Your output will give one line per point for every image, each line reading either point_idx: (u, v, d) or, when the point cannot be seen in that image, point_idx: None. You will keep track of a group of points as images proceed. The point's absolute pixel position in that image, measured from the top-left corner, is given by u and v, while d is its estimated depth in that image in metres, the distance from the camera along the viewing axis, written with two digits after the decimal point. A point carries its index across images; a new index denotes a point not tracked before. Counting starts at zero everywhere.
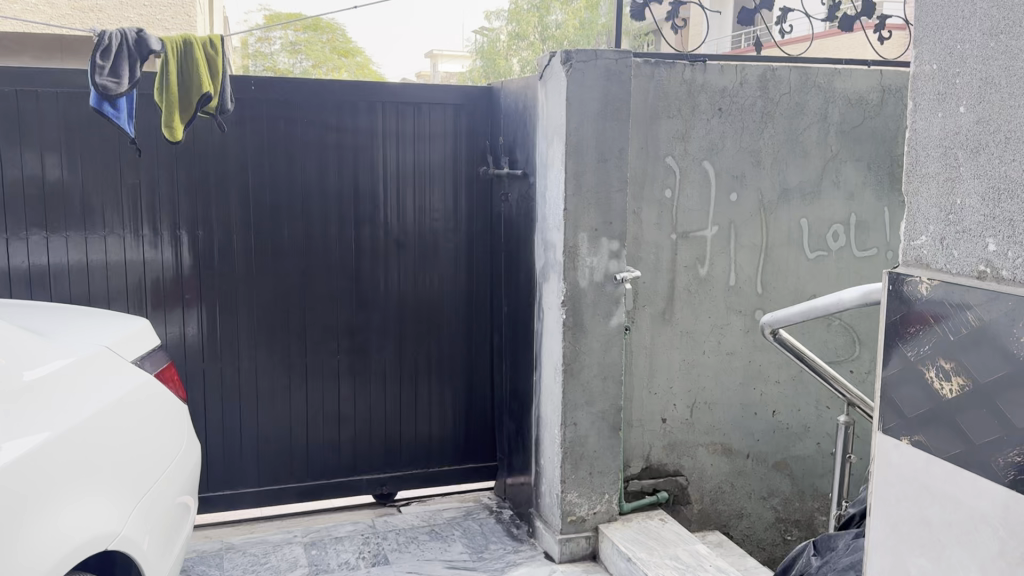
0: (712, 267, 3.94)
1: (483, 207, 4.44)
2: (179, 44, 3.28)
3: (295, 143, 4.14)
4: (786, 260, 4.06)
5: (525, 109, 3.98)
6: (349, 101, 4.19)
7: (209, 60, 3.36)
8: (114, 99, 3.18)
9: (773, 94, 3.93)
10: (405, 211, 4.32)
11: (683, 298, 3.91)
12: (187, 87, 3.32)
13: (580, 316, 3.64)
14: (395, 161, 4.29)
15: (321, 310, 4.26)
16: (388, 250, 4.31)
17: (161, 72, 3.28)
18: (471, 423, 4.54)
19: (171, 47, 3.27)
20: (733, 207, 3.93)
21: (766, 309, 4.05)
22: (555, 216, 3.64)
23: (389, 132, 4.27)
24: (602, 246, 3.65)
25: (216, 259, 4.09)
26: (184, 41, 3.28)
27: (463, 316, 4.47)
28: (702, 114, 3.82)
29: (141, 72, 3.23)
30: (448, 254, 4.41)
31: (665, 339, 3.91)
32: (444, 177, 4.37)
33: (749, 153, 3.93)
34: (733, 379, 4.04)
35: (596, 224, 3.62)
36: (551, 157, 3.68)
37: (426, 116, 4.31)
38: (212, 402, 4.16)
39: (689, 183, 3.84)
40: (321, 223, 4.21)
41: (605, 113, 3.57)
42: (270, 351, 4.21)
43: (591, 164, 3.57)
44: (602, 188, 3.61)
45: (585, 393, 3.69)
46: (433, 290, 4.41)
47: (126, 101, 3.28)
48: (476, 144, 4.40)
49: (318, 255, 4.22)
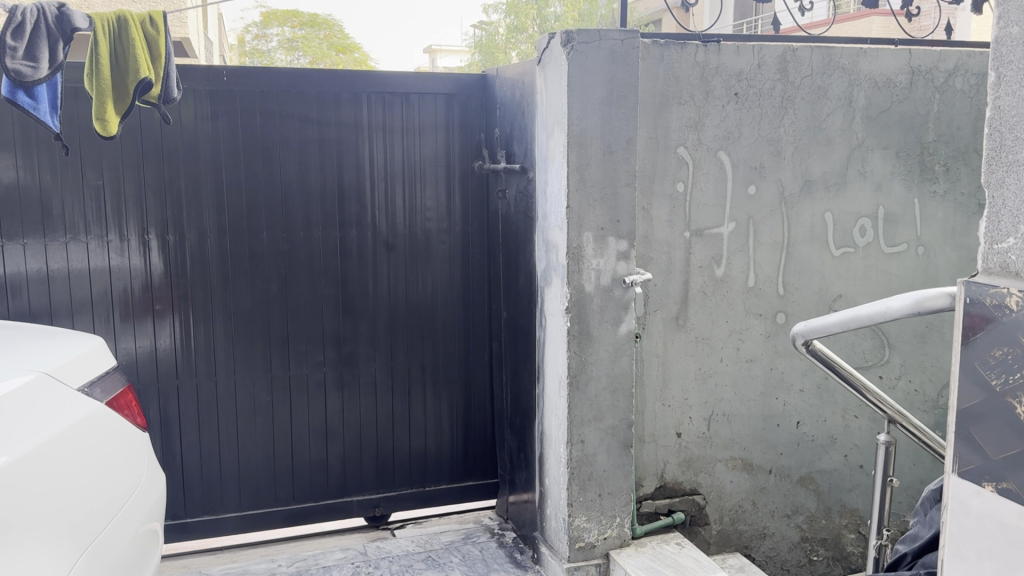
0: (730, 266, 3.60)
1: (479, 205, 4.11)
2: (111, 22, 2.98)
3: (273, 138, 3.81)
4: (810, 258, 3.73)
5: (523, 99, 3.64)
6: (332, 92, 3.86)
7: (149, 41, 3.04)
8: (29, 86, 2.84)
9: (794, 77, 3.59)
10: (394, 210, 3.99)
11: (699, 302, 3.58)
12: (121, 70, 3.00)
13: (587, 323, 3.32)
14: (383, 157, 3.96)
15: (304, 320, 3.93)
16: (377, 253, 3.98)
17: (92, 54, 2.96)
18: (469, 438, 4.22)
19: (101, 25, 2.96)
20: (752, 200, 3.60)
21: (788, 311, 3.72)
22: (557, 215, 3.31)
23: (376, 125, 3.93)
24: (610, 247, 3.32)
25: (189, 266, 3.77)
26: (118, 18, 2.98)
27: (460, 323, 4.14)
28: (717, 100, 3.49)
29: (62, 55, 2.90)
30: (441, 256, 4.08)
31: (679, 347, 3.58)
32: (437, 174, 4.04)
33: (769, 142, 3.59)
34: (754, 388, 3.71)
35: (603, 222, 3.29)
36: (551, 149, 3.35)
37: (415, 108, 3.98)
38: (189, 421, 3.85)
39: (703, 176, 3.51)
40: (304, 225, 3.88)
41: (611, 100, 3.23)
42: (251, 365, 3.89)
43: (596, 156, 3.24)
44: (609, 183, 3.28)
45: (593, 408, 3.36)
46: (427, 296, 4.08)
47: (48, 90, 2.96)
48: (470, 137, 4.07)
49: (301, 259, 3.89)
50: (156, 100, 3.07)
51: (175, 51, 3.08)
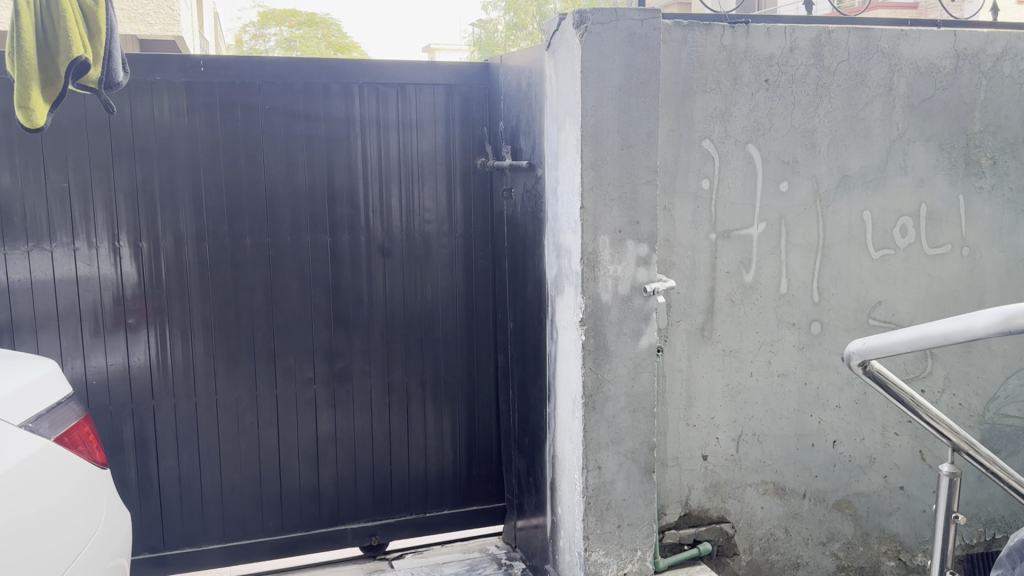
0: (760, 271, 3.27)
1: (483, 207, 3.77)
2: None
3: (256, 134, 3.46)
4: (847, 261, 3.40)
5: (530, 88, 3.30)
6: (320, 83, 3.53)
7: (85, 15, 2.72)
8: None
9: (829, 62, 3.25)
10: (390, 211, 3.65)
11: (726, 310, 3.24)
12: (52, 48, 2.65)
13: (603, 336, 2.98)
14: (378, 154, 3.62)
15: (292, 333, 3.59)
16: (372, 259, 3.65)
17: (14, 30, 2.60)
18: (474, 459, 3.88)
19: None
20: (784, 198, 3.26)
21: (823, 320, 3.39)
22: (570, 216, 2.97)
23: (369, 119, 3.59)
24: (629, 251, 2.98)
25: (164, 276, 3.43)
26: None
27: (462, 334, 3.81)
28: (745, 87, 3.15)
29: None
30: (442, 262, 3.74)
31: (704, 361, 3.24)
32: (436, 171, 3.70)
33: (802, 134, 3.26)
34: (787, 405, 3.38)
35: (621, 223, 2.96)
36: (562, 144, 3.01)
37: (412, 100, 3.64)
38: (166, 445, 3.51)
39: (730, 171, 3.18)
40: (291, 230, 3.54)
41: (630, 88, 2.89)
42: (234, 384, 3.55)
43: (613, 151, 2.90)
44: (628, 180, 2.94)
45: (611, 430, 3.03)
46: (426, 306, 3.74)
47: None
48: (472, 131, 3.73)
49: (287, 267, 3.55)
50: (98, 84, 2.80)
51: (115, 26, 2.79)
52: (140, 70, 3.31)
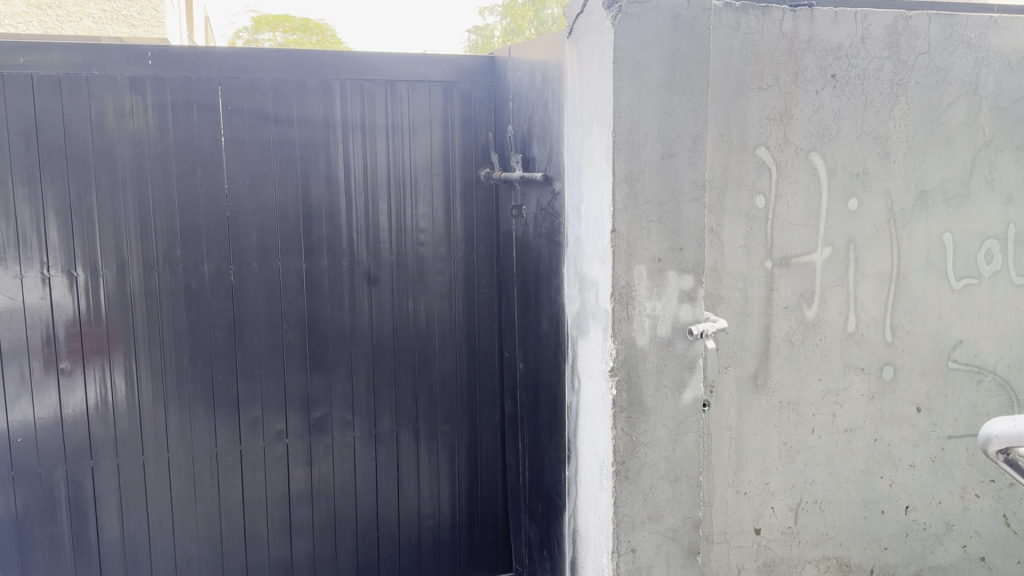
0: (823, 307, 2.71)
1: (487, 226, 3.20)
2: None
3: (216, 141, 2.89)
4: (924, 293, 2.84)
5: (546, 85, 2.73)
6: (293, 79, 2.94)
7: None
8: None
9: (906, 54, 2.70)
10: (377, 231, 3.07)
11: (784, 354, 2.68)
12: None
13: (639, 390, 2.41)
14: (364, 163, 3.03)
15: (260, 377, 3.01)
16: (355, 288, 3.06)
17: None
18: (476, 522, 3.30)
19: None
20: (853, 218, 2.71)
21: (896, 364, 2.84)
22: (598, 242, 2.41)
23: (353, 122, 3.01)
24: (670, 284, 2.41)
25: (106, 311, 2.85)
26: None
27: (462, 376, 3.23)
28: (809, 84, 2.60)
29: None
30: (439, 291, 3.17)
31: (757, 415, 2.68)
32: (431, 185, 3.13)
33: (874, 140, 2.70)
34: (853, 466, 2.83)
35: (661, 251, 2.39)
36: (588, 153, 2.44)
37: (404, 100, 3.06)
38: (108, 513, 2.92)
39: (789, 186, 2.62)
40: (260, 254, 2.96)
41: (673, 83, 2.33)
42: (191, 438, 2.97)
43: (652, 161, 2.33)
44: (670, 198, 2.37)
45: (648, 504, 2.46)
46: (420, 343, 3.16)
47: None
48: (474, 136, 3.16)
49: (254, 298, 2.97)
50: None
51: None
52: (74, 63, 2.73)
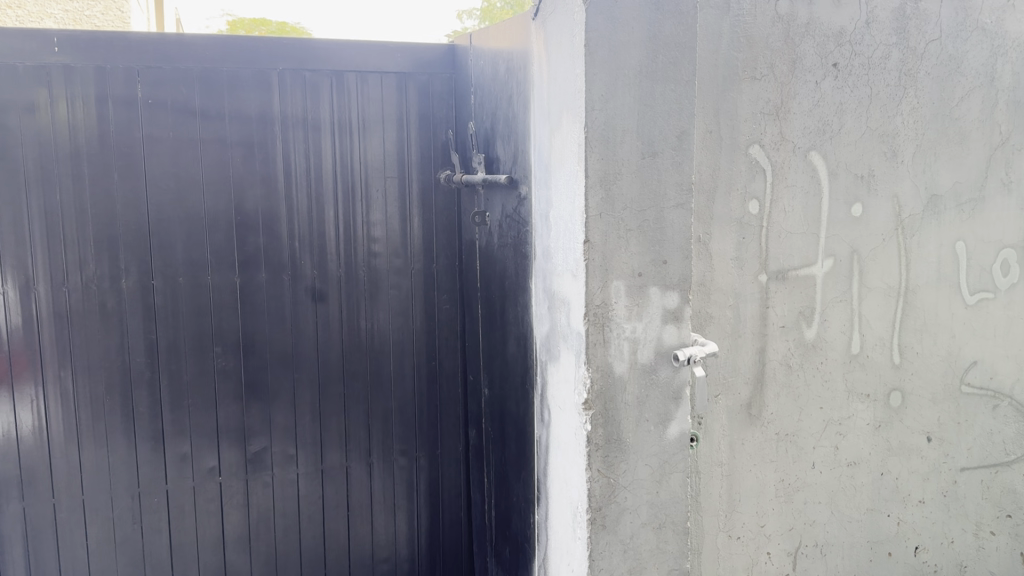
0: (825, 325, 2.40)
1: (448, 235, 2.87)
2: None
3: (135, 140, 2.54)
4: (935, 310, 2.55)
5: (511, 75, 2.41)
6: (225, 69, 2.59)
7: None
8: None
9: (916, 41, 2.40)
10: (323, 241, 2.72)
11: (781, 380, 2.37)
12: None
13: (617, 425, 2.08)
14: (307, 164, 2.69)
15: (189, 407, 2.65)
16: (299, 306, 2.72)
17: None
18: (437, 565, 2.97)
19: None
20: (857, 226, 2.40)
21: (904, 390, 2.54)
22: (569, 254, 2.08)
23: (294, 118, 2.67)
24: (652, 302, 2.09)
25: (8, 333, 2.48)
26: None
27: (421, 402, 2.89)
28: (808, 74, 2.29)
29: None
30: (393, 308, 2.82)
31: (752, 450, 2.36)
32: (384, 189, 2.78)
33: (881, 138, 2.40)
34: (857, 504, 2.52)
35: (641, 264, 2.07)
36: (557, 151, 2.11)
37: (352, 93, 2.72)
38: (12, 566, 2.55)
39: (788, 189, 2.31)
40: (187, 268, 2.61)
41: (655, 70, 2.01)
42: (110, 478, 2.61)
43: (630, 160, 2.01)
44: (651, 203, 2.05)
45: (628, 556, 2.13)
46: (373, 366, 2.82)
47: None
48: (433, 134, 2.82)
49: (182, 318, 2.62)
50: None
51: None
52: None
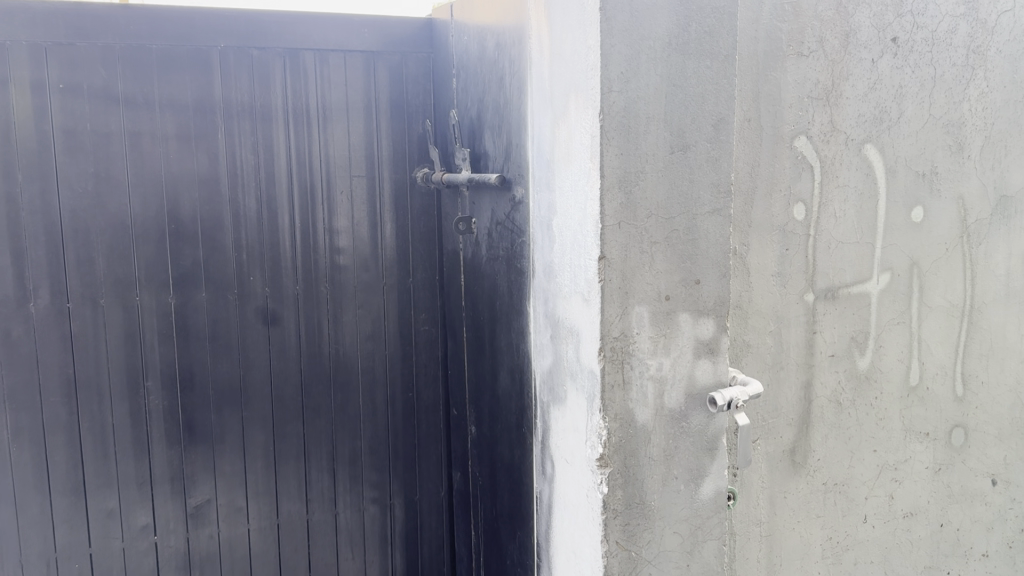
0: (880, 354, 2.01)
1: (425, 244, 2.44)
2: None
3: (43, 132, 2.08)
4: (1001, 331, 2.17)
5: (501, 52, 1.98)
6: (154, 46, 2.14)
7: None
8: None
9: (987, 11, 2.00)
10: (276, 253, 2.29)
11: (829, 420, 1.98)
12: None
13: (640, 486, 1.67)
14: (256, 161, 2.25)
15: (116, 454, 2.21)
16: (248, 331, 2.28)
17: None
18: None
19: None
20: (918, 233, 2.01)
21: (968, 426, 2.15)
22: (579, 274, 1.66)
23: (240, 106, 2.22)
24: (682, 332, 1.68)
25: None
26: None
27: (395, 441, 2.46)
28: (863, 50, 1.89)
29: None
30: (360, 331, 2.39)
31: (796, 504, 1.97)
32: (350, 190, 2.34)
33: (945, 128, 2.00)
34: (915, 562, 2.13)
35: (669, 285, 1.65)
36: (562, 145, 1.69)
37: (310, 76, 2.28)
38: None
39: (838, 190, 1.90)
40: (110, 287, 2.16)
41: (686, 42, 1.59)
42: (20, 542, 2.16)
43: (656, 155, 1.60)
44: (681, 208, 1.64)
45: None
46: (338, 400, 2.38)
47: None
48: (407, 126, 2.38)
49: (104, 348, 2.17)
50: None
51: None
52: None
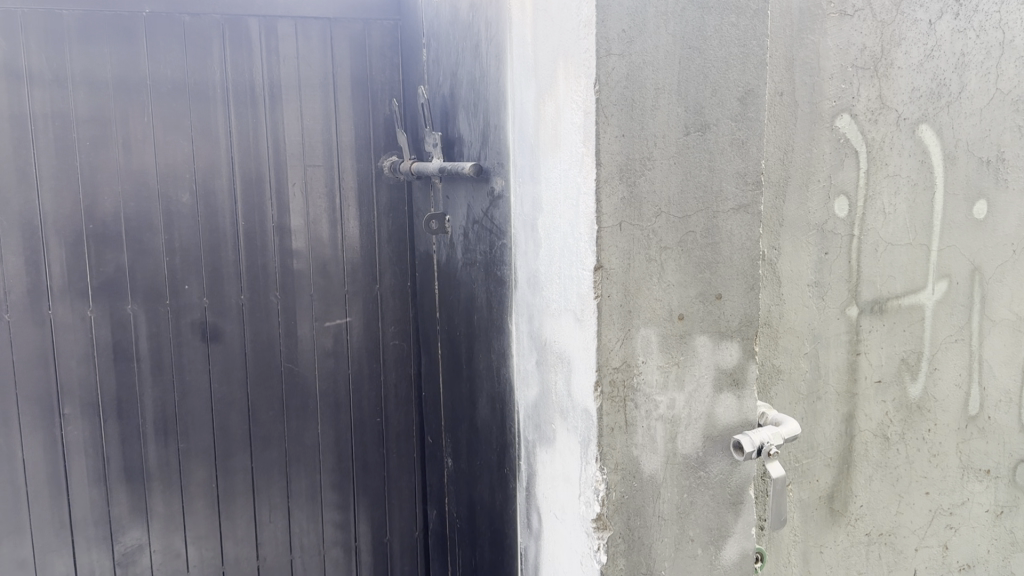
0: (935, 378, 1.67)
1: (395, 244, 2.10)
2: None
3: None
4: None
5: (477, 13, 1.63)
6: (65, 12, 1.78)
7: None
8: None
9: None
10: (217, 256, 1.94)
11: (874, 459, 1.64)
12: None
13: (647, 552, 1.34)
14: (191, 149, 1.90)
15: (29, 495, 1.87)
16: (185, 348, 1.94)
17: None
18: None
19: None
20: (982, 232, 1.66)
21: None
22: (569, 287, 1.32)
23: (171, 84, 1.87)
24: (701, 361, 1.33)
25: None
26: None
27: (360, 472, 2.12)
28: (920, 8, 1.54)
29: None
30: (319, 347, 2.05)
31: (834, 559, 1.65)
32: (304, 183, 2.00)
33: (1015, 105, 1.65)
34: None
35: (683, 302, 1.31)
36: (548, 126, 1.35)
37: (255, 48, 1.92)
38: None
39: (887, 181, 1.56)
40: (16, 299, 1.81)
41: None
42: None
43: (666, 138, 1.25)
44: (699, 205, 1.30)
45: None
46: (293, 427, 2.05)
47: None
48: (371, 107, 2.04)
49: (10, 370, 1.82)
50: None
51: None
52: None
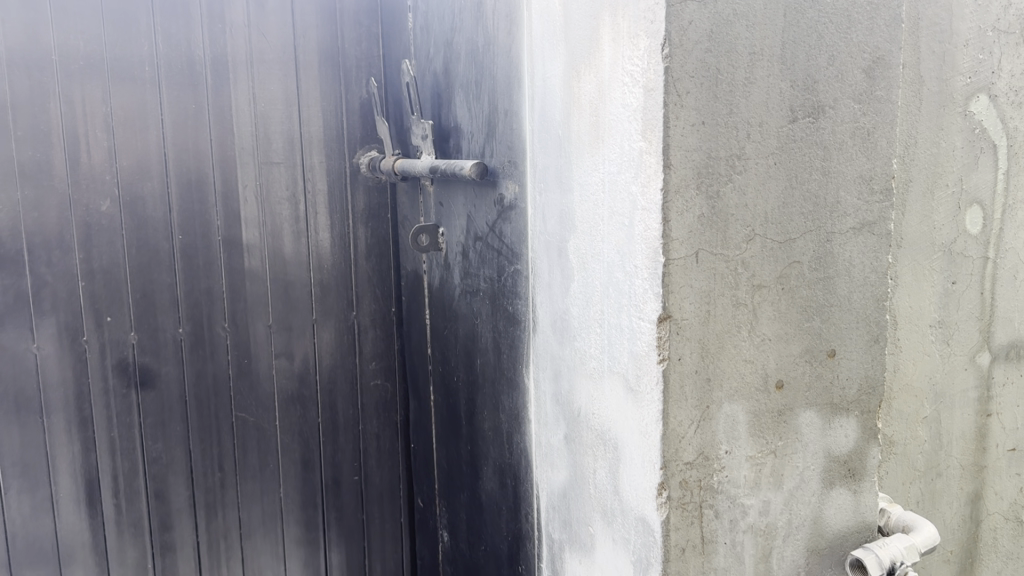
0: None
1: (376, 261, 1.69)
2: None
3: None
4: None
5: None
6: None
7: None
8: None
9: None
10: (148, 280, 1.52)
11: (1003, 549, 1.26)
12: None
13: None
14: (112, 144, 1.47)
15: None
16: (109, 398, 1.51)
17: None
18: None
19: None
20: None
21: None
22: (619, 342, 0.91)
23: (84, 59, 1.44)
24: (806, 447, 0.93)
25: None
26: None
27: (335, 542, 1.72)
28: None
29: None
30: (281, 391, 1.65)
31: None
32: (259, 186, 1.58)
33: None
34: None
35: (783, 364, 0.90)
36: (586, 109, 0.94)
37: (194, 14, 1.50)
38: None
39: None
40: None
41: None
42: None
43: (764, 126, 0.85)
44: (808, 224, 0.89)
45: None
46: (249, 490, 1.64)
47: None
48: (343, 89, 1.63)
49: None
50: None
51: None
52: None
